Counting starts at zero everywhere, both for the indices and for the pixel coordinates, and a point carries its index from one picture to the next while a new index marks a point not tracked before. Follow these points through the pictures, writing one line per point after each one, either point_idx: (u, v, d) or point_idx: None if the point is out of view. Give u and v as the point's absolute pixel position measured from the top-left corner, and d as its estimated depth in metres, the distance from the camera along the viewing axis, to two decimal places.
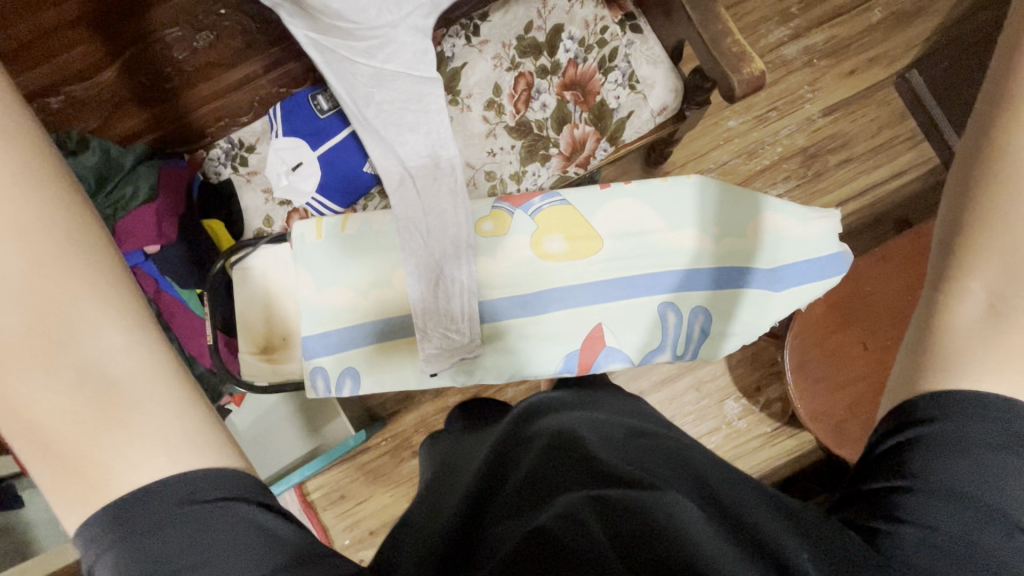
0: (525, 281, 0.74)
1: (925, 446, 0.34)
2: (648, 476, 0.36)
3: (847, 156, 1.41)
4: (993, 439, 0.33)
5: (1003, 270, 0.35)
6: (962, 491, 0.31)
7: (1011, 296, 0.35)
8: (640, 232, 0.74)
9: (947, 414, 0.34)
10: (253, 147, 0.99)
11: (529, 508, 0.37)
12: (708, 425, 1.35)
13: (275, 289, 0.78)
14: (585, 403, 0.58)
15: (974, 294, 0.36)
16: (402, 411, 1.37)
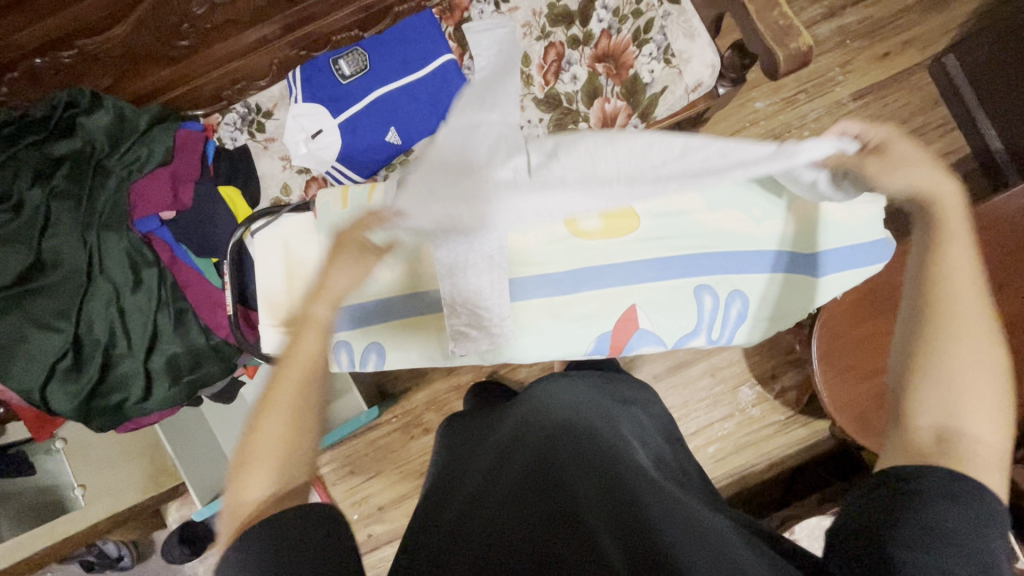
0: (556, 258, 0.71)
1: (912, 504, 0.41)
2: (635, 490, 0.49)
3: None
4: (970, 501, 0.41)
5: (941, 405, 0.46)
6: (938, 539, 0.39)
7: (952, 430, 0.44)
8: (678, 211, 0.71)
9: (942, 476, 0.42)
10: (270, 113, 0.97)
11: (542, 511, 0.48)
12: (721, 412, 1.34)
13: (296, 260, 0.75)
14: (560, 380, 0.70)
15: (924, 427, 0.45)
16: (413, 389, 1.36)
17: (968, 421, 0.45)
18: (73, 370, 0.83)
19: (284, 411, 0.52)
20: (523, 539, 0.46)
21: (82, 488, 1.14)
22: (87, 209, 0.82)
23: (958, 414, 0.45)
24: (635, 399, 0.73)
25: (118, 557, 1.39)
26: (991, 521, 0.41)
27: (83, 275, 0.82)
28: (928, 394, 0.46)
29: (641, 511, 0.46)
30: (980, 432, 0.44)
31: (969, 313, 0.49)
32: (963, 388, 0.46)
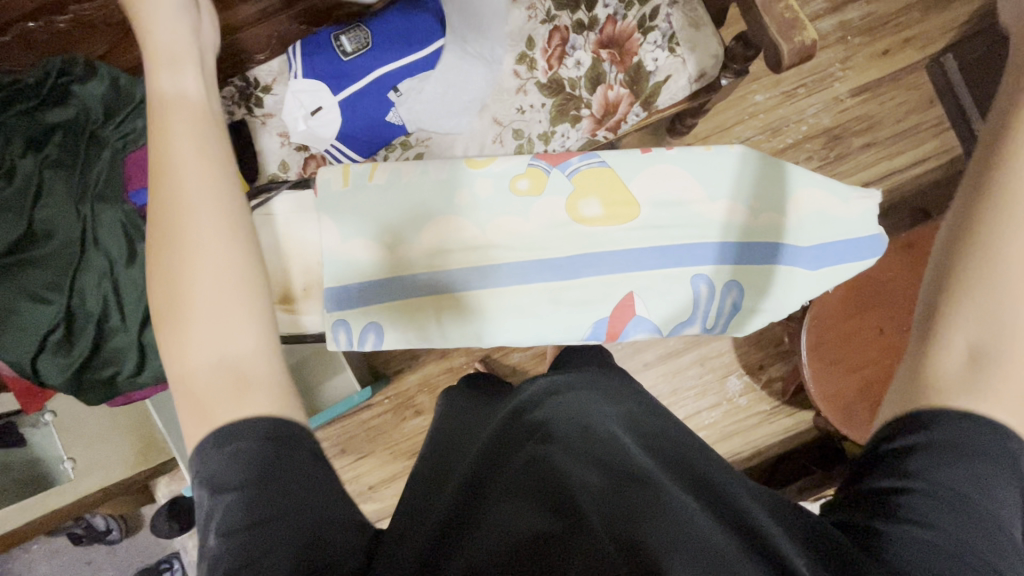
0: (555, 241, 0.72)
1: (919, 457, 0.37)
2: (640, 463, 0.44)
3: (871, 139, 1.38)
4: (983, 445, 0.36)
5: (978, 323, 0.39)
6: (942, 494, 0.35)
7: (987, 347, 0.39)
8: (676, 202, 0.72)
9: (949, 423, 0.38)
10: (270, 88, 0.95)
11: (530, 504, 0.41)
12: (709, 400, 1.36)
13: (295, 238, 0.75)
14: (566, 369, 0.66)
15: (955, 343, 0.40)
16: (406, 370, 1.37)
17: (1012, 345, 0.38)
18: (66, 342, 0.82)
19: (216, 301, 0.47)
20: (503, 538, 0.38)
21: (72, 461, 1.13)
22: (81, 180, 0.80)
23: (1003, 329, 0.38)
24: (629, 374, 0.69)
25: (106, 530, 1.39)
26: (1012, 469, 0.36)
27: (76, 247, 0.80)
28: (970, 299, 0.40)
29: (643, 505, 0.39)
30: (1015, 360, 0.38)
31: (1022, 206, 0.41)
32: (1003, 317, 0.39)
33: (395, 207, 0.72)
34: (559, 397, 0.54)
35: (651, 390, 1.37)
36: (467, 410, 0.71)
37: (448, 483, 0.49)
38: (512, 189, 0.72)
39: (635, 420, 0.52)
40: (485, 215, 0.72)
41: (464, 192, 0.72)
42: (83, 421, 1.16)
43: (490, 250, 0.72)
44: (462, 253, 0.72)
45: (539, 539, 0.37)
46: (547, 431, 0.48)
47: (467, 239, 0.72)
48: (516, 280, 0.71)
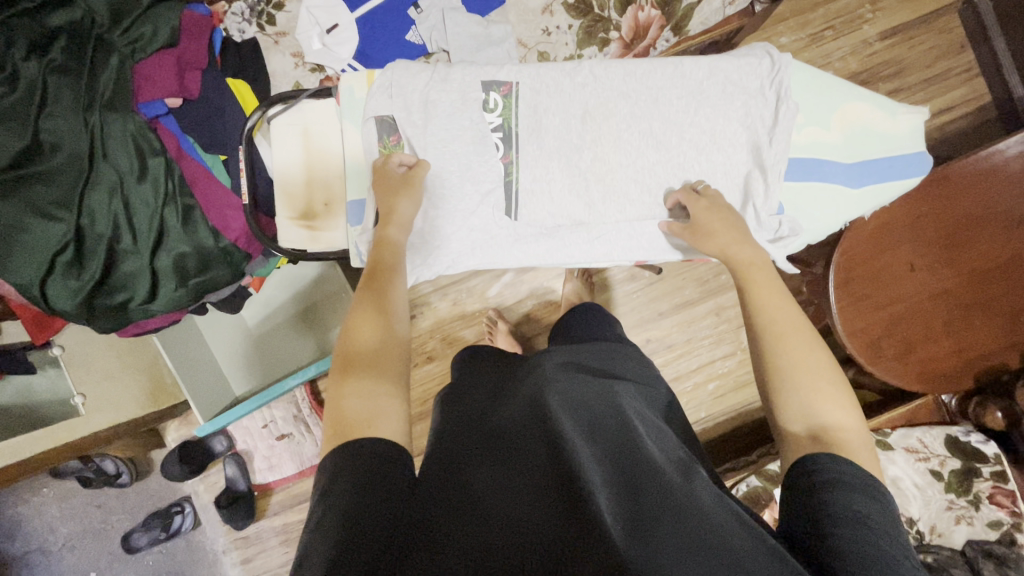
0: (588, 153, 0.69)
1: (831, 511, 0.43)
2: (647, 491, 0.48)
3: (898, 85, 1.34)
4: (858, 491, 0.44)
5: (800, 407, 0.50)
6: (859, 526, 0.41)
7: (818, 425, 0.49)
8: (718, 113, 0.68)
9: (838, 488, 0.44)
10: (281, 4, 0.90)
11: (548, 499, 0.47)
12: (724, 350, 1.36)
13: (316, 150, 0.73)
14: (564, 353, 0.70)
15: (796, 431, 0.50)
16: (418, 317, 1.35)
17: (810, 408, 0.50)
18: (76, 265, 0.80)
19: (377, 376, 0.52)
20: (527, 528, 0.44)
21: (82, 397, 1.12)
22: (88, 88, 0.76)
23: (817, 408, 0.50)
24: (631, 364, 0.74)
25: (116, 474, 1.38)
26: (878, 497, 0.44)
27: (86, 161, 0.77)
28: (789, 404, 0.51)
29: (651, 512, 0.46)
30: (825, 418, 0.49)
31: (766, 308, 0.56)
32: (790, 378, 0.51)
33: (419, 116, 0.68)
34: (572, 392, 0.60)
35: (665, 338, 1.36)
36: (469, 377, 0.74)
37: (468, 466, 0.52)
38: (547, 99, 0.68)
39: (639, 418, 0.59)
40: (517, 124, 0.68)
41: (493, 102, 0.68)
42: (91, 358, 1.15)
43: (519, 163, 0.69)
44: (489, 165, 0.69)
45: (558, 532, 0.44)
46: (563, 430, 0.54)
47: (495, 150, 0.68)
48: (545, 193, 0.69)
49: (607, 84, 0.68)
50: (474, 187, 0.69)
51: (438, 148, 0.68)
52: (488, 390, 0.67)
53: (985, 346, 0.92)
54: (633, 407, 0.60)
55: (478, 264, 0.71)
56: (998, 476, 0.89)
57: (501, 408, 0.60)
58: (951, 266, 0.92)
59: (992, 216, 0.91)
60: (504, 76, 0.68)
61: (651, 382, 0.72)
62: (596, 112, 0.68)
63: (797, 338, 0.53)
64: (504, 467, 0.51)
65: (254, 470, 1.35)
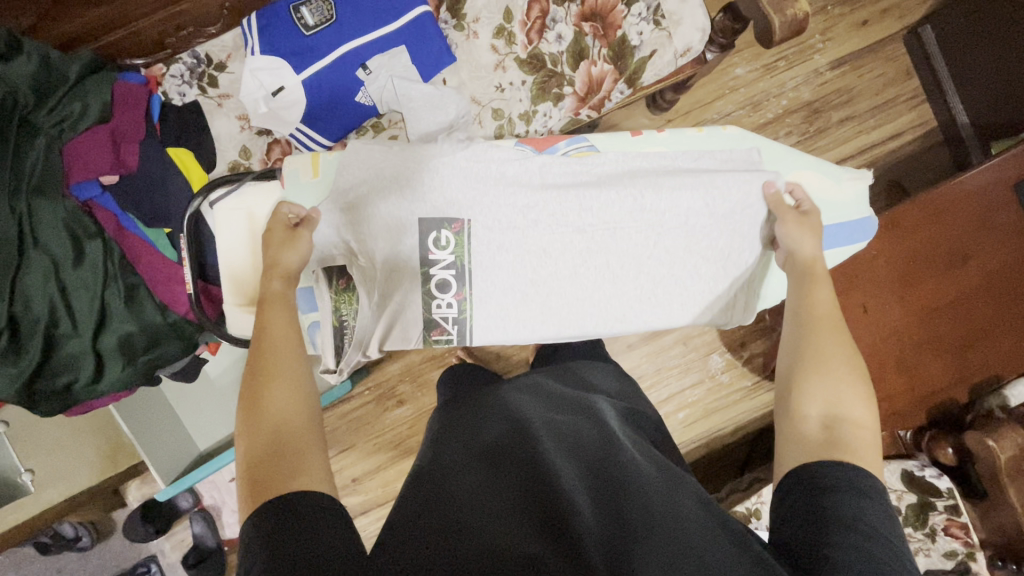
0: (544, 285, 0.69)
1: (835, 501, 0.44)
2: (631, 509, 0.48)
3: (850, 113, 1.37)
4: (860, 488, 0.45)
5: (823, 399, 0.53)
6: (857, 524, 0.42)
7: (835, 419, 0.51)
8: (693, 215, 0.68)
9: (841, 494, 0.45)
10: (224, 66, 0.86)
11: (532, 519, 0.47)
12: (692, 378, 1.38)
13: (262, 233, 0.70)
14: (547, 379, 0.71)
15: (810, 417, 0.52)
16: (386, 360, 1.35)
17: (838, 399, 0.53)
18: (10, 353, 0.75)
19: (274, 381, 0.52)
20: (502, 534, 0.45)
21: (31, 472, 1.07)
22: (14, 172, 0.72)
23: (842, 403, 0.52)
24: (610, 386, 0.75)
25: (76, 538, 1.33)
26: (876, 500, 0.45)
27: (14, 248, 0.72)
28: (811, 391, 0.54)
29: (635, 527, 0.46)
30: (851, 415, 0.52)
31: (817, 300, 0.60)
32: (825, 363, 0.55)
33: (369, 241, 0.66)
34: (555, 416, 0.61)
35: (634, 370, 1.37)
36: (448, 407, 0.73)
37: (451, 490, 0.51)
38: (506, 226, 0.67)
39: (624, 436, 0.59)
40: (471, 259, 0.67)
41: (446, 239, 0.67)
42: (41, 429, 1.09)
43: (473, 298, 0.68)
44: (444, 301, 0.68)
45: (540, 545, 0.44)
46: (546, 454, 0.54)
47: (449, 287, 0.68)
48: (501, 324, 0.69)
49: (570, 203, 0.67)
50: (414, 277, 0.67)
51: (395, 283, 0.67)
52: (469, 407, 0.67)
53: (936, 382, 0.95)
54: (620, 429, 0.61)
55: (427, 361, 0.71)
56: (952, 509, 0.93)
57: (483, 429, 0.60)
58: (902, 303, 0.94)
59: (939, 255, 0.95)
60: (455, 213, 0.67)
61: (634, 401, 0.74)
62: (553, 227, 0.68)
63: (840, 336, 0.57)
64: (487, 490, 0.51)
65: (223, 526, 1.32)
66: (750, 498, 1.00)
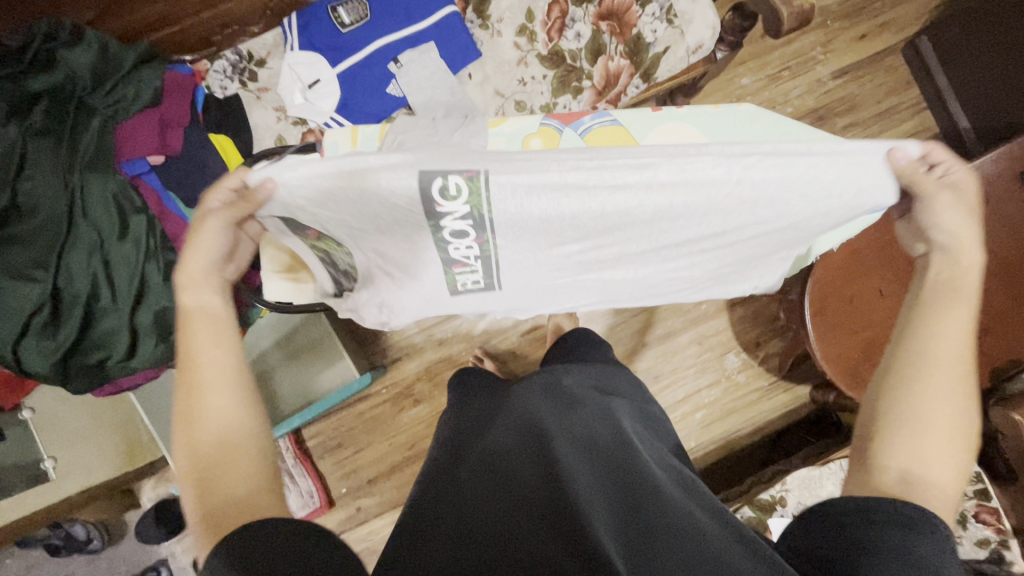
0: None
1: (875, 532, 0.41)
2: (645, 514, 0.48)
3: (854, 119, 1.43)
4: (912, 520, 0.41)
5: (905, 445, 0.45)
6: (899, 556, 0.39)
7: (912, 470, 0.44)
8: (758, 183, 0.58)
9: (884, 527, 0.41)
10: (264, 62, 0.92)
11: (547, 523, 0.48)
12: (709, 378, 1.38)
13: None
14: (561, 372, 0.72)
15: (888, 464, 0.45)
16: (404, 359, 1.36)
17: (925, 452, 0.44)
18: (49, 327, 0.77)
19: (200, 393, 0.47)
20: (517, 547, 0.46)
21: (53, 460, 1.07)
22: (68, 151, 0.76)
23: (926, 456, 0.44)
24: (627, 384, 0.76)
25: (87, 539, 1.31)
26: (929, 530, 0.41)
27: (64, 221, 0.76)
28: (898, 434, 0.45)
29: (650, 532, 0.46)
30: (933, 473, 0.44)
31: (941, 320, 0.50)
32: (929, 399, 0.46)
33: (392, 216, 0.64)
34: (568, 418, 0.62)
35: (650, 370, 1.38)
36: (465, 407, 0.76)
37: (466, 499, 0.53)
38: (533, 191, 0.57)
39: (637, 441, 0.60)
40: (493, 215, 0.59)
41: (457, 187, 0.57)
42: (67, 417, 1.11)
43: (493, 242, 0.64)
44: (463, 245, 0.64)
45: (556, 550, 0.45)
46: (559, 459, 0.55)
47: (467, 234, 0.62)
48: (526, 266, 0.69)
49: (609, 194, 0.57)
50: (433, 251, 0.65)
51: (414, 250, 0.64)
52: (485, 413, 0.69)
53: None
54: (633, 434, 0.62)
55: (460, 305, 0.75)
56: (982, 494, 0.92)
57: (496, 434, 0.61)
58: None
59: None
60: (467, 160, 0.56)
61: (646, 401, 0.75)
62: (589, 207, 0.58)
63: (956, 365, 0.47)
64: (502, 498, 0.52)
65: None
66: (774, 486, 0.99)
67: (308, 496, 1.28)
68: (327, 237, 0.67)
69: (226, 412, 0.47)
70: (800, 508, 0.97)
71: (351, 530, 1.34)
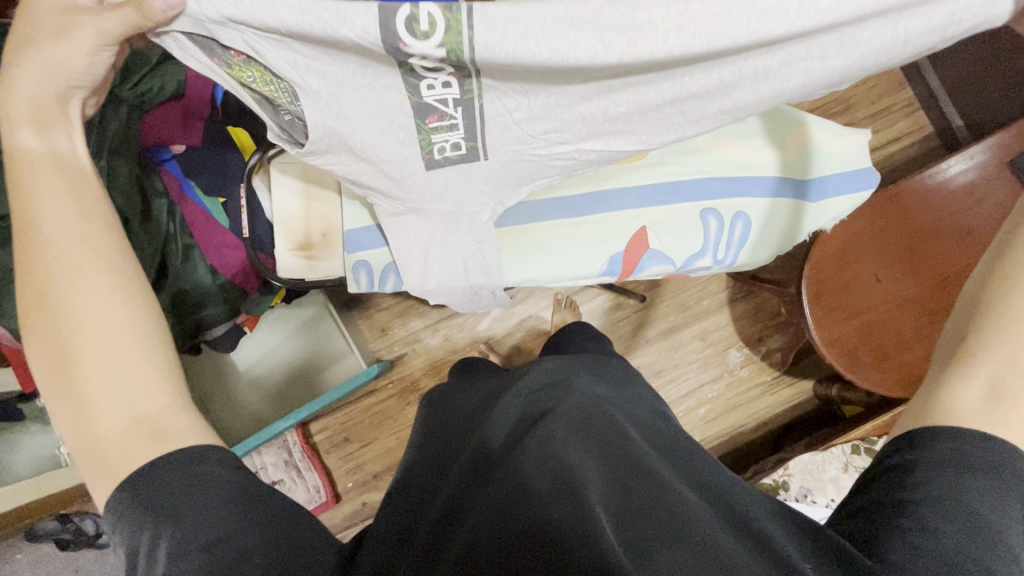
0: (585, 226, 0.74)
1: (926, 480, 0.40)
2: (635, 489, 0.47)
3: (848, 119, 1.47)
4: (975, 468, 0.40)
5: (1002, 358, 0.43)
6: (946, 507, 0.39)
7: (1001, 382, 0.42)
8: (806, 53, 0.52)
9: (940, 479, 0.40)
10: None
11: (536, 490, 0.46)
12: (711, 373, 1.39)
13: (314, 185, 0.77)
14: (553, 367, 0.72)
15: (977, 376, 0.43)
16: (410, 354, 1.39)
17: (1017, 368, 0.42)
18: None
19: (73, 298, 0.46)
20: (505, 509, 0.44)
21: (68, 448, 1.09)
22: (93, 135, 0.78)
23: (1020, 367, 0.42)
24: (623, 377, 0.76)
25: (96, 534, 1.32)
26: (998, 483, 0.39)
27: None
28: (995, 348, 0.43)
29: (640, 508, 0.44)
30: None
31: None
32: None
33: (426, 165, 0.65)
34: (561, 401, 0.60)
35: (654, 365, 1.39)
36: (463, 392, 0.77)
37: (457, 475, 0.52)
38: (531, 31, 0.45)
39: (630, 425, 0.58)
40: (475, 36, 0.45)
41: (430, 17, 0.45)
42: None
43: (478, 81, 0.53)
44: (439, 81, 0.53)
45: (545, 516, 0.43)
46: (551, 435, 0.53)
47: (443, 67, 0.51)
48: (509, 121, 0.59)
49: (630, 42, 0.46)
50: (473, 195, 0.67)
51: (387, 142, 0.60)
52: (476, 405, 0.68)
53: None
54: (626, 419, 0.60)
55: (437, 188, 0.66)
56: None
57: (489, 419, 0.60)
58: (914, 276, 0.98)
59: (947, 228, 0.99)
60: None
61: (645, 394, 0.74)
62: (605, 62, 0.47)
63: None
64: (490, 471, 0.50)
65: None
66: (777, 471, 0.99)
67: (315, 490, 1.30)
68: (257, 63, 0.51)
69: (97, 318, 0.46)
70: (803, 493, 0.97)
71: (357, 525, 1.34)
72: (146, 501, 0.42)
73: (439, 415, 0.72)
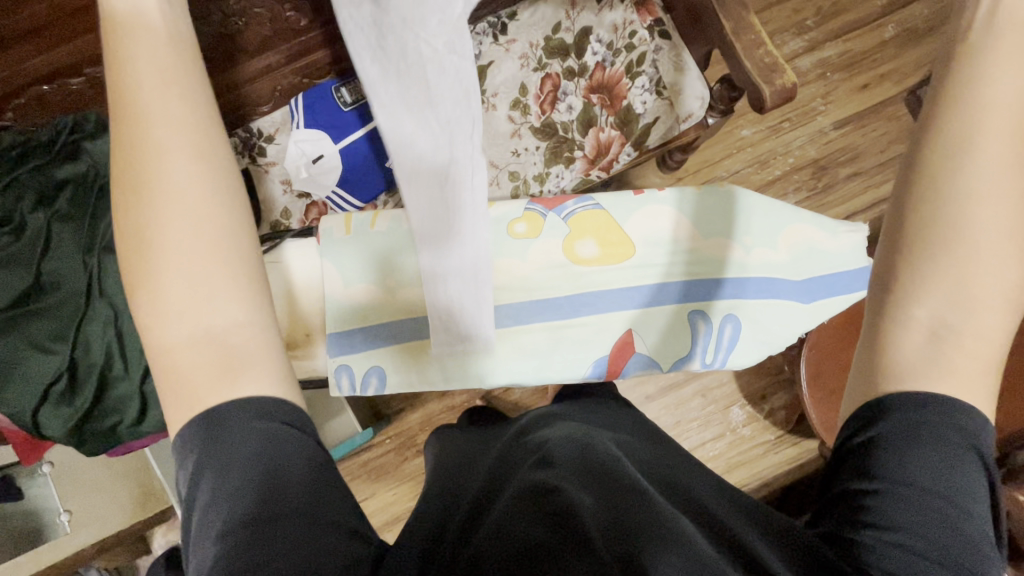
0: (571, 329, 0.73)
1: (887, 453, 0.42)
2: (628, 508, 0.41)
3: (856, 170, 1.43)
4: (943, 435, 0.41)
5: (941, 302, 0.45)
6: (915, 484, 0.40)
7: (946, 322, 0.45)
8: None
9: (904, 442, 0.42)
10: (272, 138, 0.95)
11: (528, 507, 0.42)
12: (713, 431, 1.36)
13: (298, 285, 0.75)
14: (549, 413, 0.68)
15: (919, 318, 0.45)
16: (407, 410, 1.38)
17: (967, 320, 0.44)
18: (67, 394, 0.81)
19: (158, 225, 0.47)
20: (498, 535, 0.40)
21: (68, 513, 1.11)
22: (88, 231, 0.82)
23: (966, 318, 0.44)
24: (624, 418, 0.70)
25: None
26: (971, 451, 0.41)
27: (83, 298, 0.81)
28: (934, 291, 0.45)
29: (633, 525, 0.39)
30: (973, 337, 0.44)
31: (990, 173, 0.45)
32: (958, 255, 0.45)
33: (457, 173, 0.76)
34: (554, 433, 0.56)
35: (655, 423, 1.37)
36: (456, 444, 0.74)
37: (451, 522, 0.47)
38: None
39: (627, 456, 0.53)
40: None
41: None
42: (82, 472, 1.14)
43: None
44: None
45: (538, 536, 0.38)
46: (542, 460, 0.49)
47: None
48: None
49: None
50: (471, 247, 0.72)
51: None
52: (474, 461, 0.64)
53: None
54: (623, 448, 0.55)
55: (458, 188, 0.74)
56: None
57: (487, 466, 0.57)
58: None
59: None
60: None
61: (643, 427, 0.69)
62: None
63: (1004, 208, 0.44)
64: (482, 509, 0.46)
65: None
66: None
67: None
68: None
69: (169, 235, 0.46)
70: None
71: None
72: (210, 450, 0.42)
73: (432, 467, 0.68)
